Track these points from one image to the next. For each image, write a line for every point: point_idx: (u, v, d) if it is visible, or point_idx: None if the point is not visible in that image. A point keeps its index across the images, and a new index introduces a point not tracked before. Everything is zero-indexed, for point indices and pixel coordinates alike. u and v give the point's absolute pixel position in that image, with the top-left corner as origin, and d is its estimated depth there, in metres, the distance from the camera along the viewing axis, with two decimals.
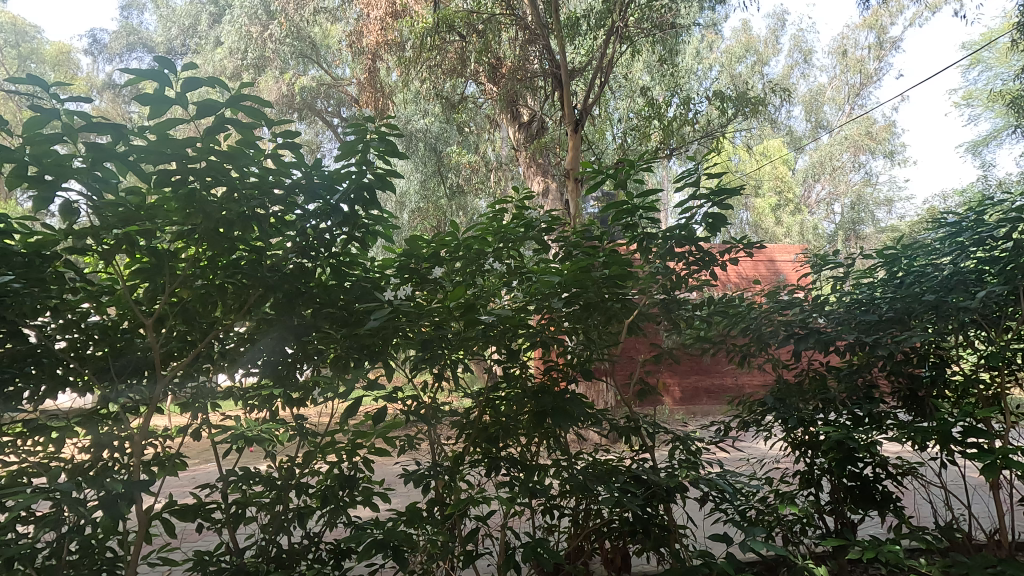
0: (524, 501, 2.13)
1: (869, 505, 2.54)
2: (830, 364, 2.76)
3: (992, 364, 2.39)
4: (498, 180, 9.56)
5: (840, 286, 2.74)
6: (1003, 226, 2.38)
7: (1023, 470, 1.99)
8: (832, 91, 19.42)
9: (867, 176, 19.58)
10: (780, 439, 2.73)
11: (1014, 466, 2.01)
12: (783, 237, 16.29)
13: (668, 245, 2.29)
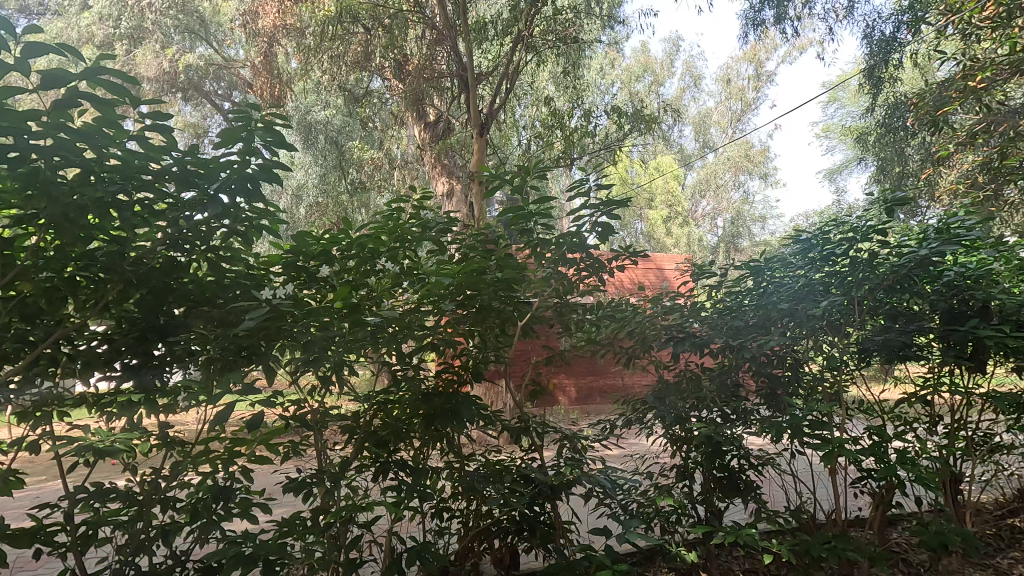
0: (413, 506, 2.12)
1: (733, 494, 2.81)
2: (704, 364, 2.98)
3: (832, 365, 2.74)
4: (403, 179, 9.41)
5: (714, 294, 2.99)
6: (844, 245, 2.73)
7: (851, 457, 2.35)
8: (718, 115, 21.18)
9: (744, 195, 21.62)
10: (660, 436, 2.94)
11: (845, 454, 2.38)
12: (672, 247, 17.54)
13: (561, 251, 2.38)
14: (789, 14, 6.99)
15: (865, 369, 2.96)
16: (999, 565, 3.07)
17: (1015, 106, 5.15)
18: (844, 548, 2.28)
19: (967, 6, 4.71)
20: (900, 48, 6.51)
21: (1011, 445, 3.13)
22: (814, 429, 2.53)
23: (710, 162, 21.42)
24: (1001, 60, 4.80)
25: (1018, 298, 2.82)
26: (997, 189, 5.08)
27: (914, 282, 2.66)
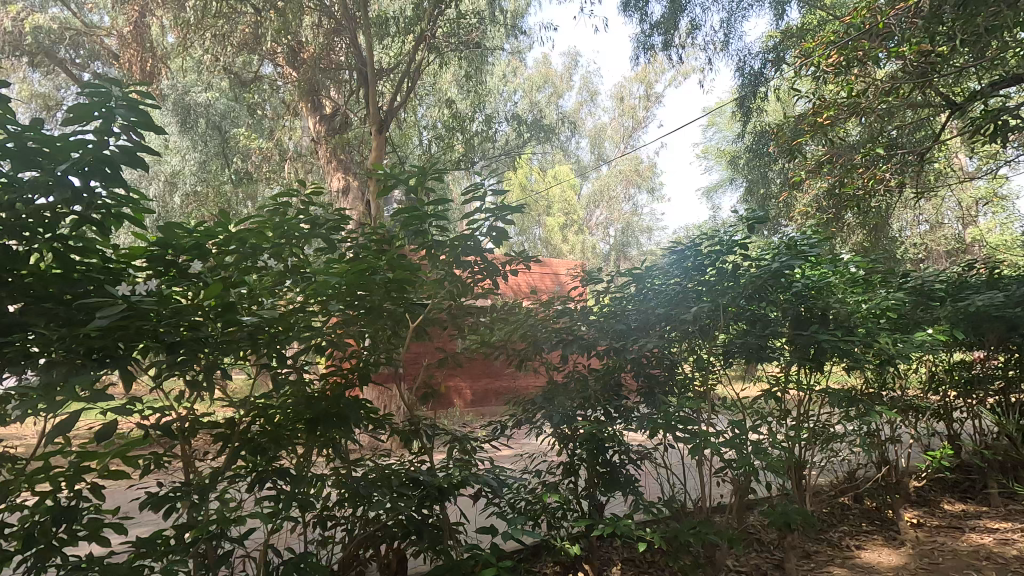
0: (293, 516, 2.02)
1: (613, 487, 2.99)
2: (590, 366, 3.15)
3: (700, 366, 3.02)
4: (296, 172, 8.95)
5: (600, 300, 3.19)
6: (713, 256, 3.02)
7: (714, 449, 2.61)
8: (612, 130, 22.40)
9: (635, 207, 23.07)
10: (549, 435, 3.06)
11: (709, 446, 2.63)
12: (567, 253, 18.25)
13: (456, 253, 2.36)
14: (675, 42, 7.58)
15: (730, 369, 3.28)
16: (831, 539, 3.54)
17: (852, 142, 5.98)
18: (707, 532, 2.51)
19: (817, 53, 5.41)
20: (766, 82, 7.27)
21: (843, 435, 3.61)
22: (681, 425, 2.77)
23: (604, 174, 22.64)
24: (842, 102, 5.57)
25: (851, 306, 3.25)
26: (838, 212, 5.87)
27: (769, 291, 2.99)
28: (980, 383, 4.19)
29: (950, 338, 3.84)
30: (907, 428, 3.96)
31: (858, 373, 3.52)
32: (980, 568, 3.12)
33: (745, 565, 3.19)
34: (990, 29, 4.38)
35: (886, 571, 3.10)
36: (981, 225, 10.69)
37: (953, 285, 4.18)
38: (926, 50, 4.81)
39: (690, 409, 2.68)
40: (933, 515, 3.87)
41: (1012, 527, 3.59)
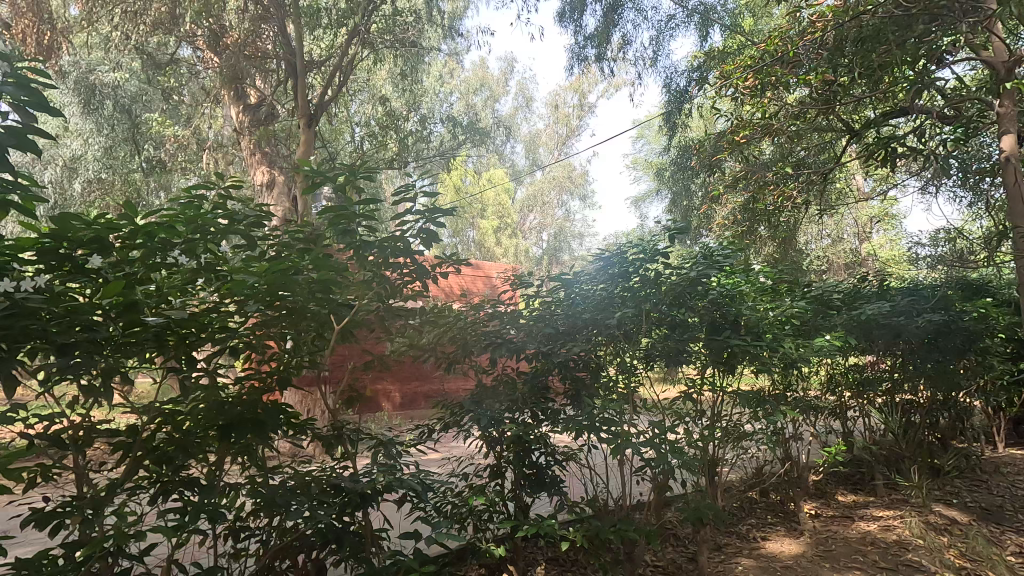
0: (201, 529, 1.90)
1: (540, 489, 3.04)
2: (519, 369, 3.19)
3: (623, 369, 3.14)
4: (216, 163, 8.47)
5: (530, 303, 3.24)
6: (637, 264, 3.15)
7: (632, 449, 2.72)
8: (547, 136, 22.81)
9: (567, 213, 23.59)
10: (476, 437, 3.07)
11: (629, 447, 2.74)
12: (501, 257, 18.34)
13: (384, 253, 2.31)
14: (607, 55, 7.84)
15: (650, 372, 3.42)
16: (739, 531, 3.77)
17: (765, 160, 6.42)
18: (625, 530, 2.60)
19: (735, 75, 5.78)
20: (690, 99, 7.64)
21: (752, 434, 3.85)
22: (604, 425, 2.87)
23: (538, 180, 22.99)
24: (756, 122, 5.98)
25: (760, 313, 3.49)
26: (752, 225, 6.29)
27: (687, 298, 3.15)
28: (870, 384, 4.61)
29: (844, 344, 4.21)
30: (808, 426, 4.29)
31: (765, 376, 3.78)
32: (865, 552, 3.36)
33: (662, 559, 3.34)
34: (882, 65, 4.86)
35: (786, 559, 3.33)
36: (874, 240, 11.76)
37: (848, 295, 4.58)
38: (829, 80, 5.26)
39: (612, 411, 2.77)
40: (829, 506, 4.21)
41: (893, 515, 3.92)
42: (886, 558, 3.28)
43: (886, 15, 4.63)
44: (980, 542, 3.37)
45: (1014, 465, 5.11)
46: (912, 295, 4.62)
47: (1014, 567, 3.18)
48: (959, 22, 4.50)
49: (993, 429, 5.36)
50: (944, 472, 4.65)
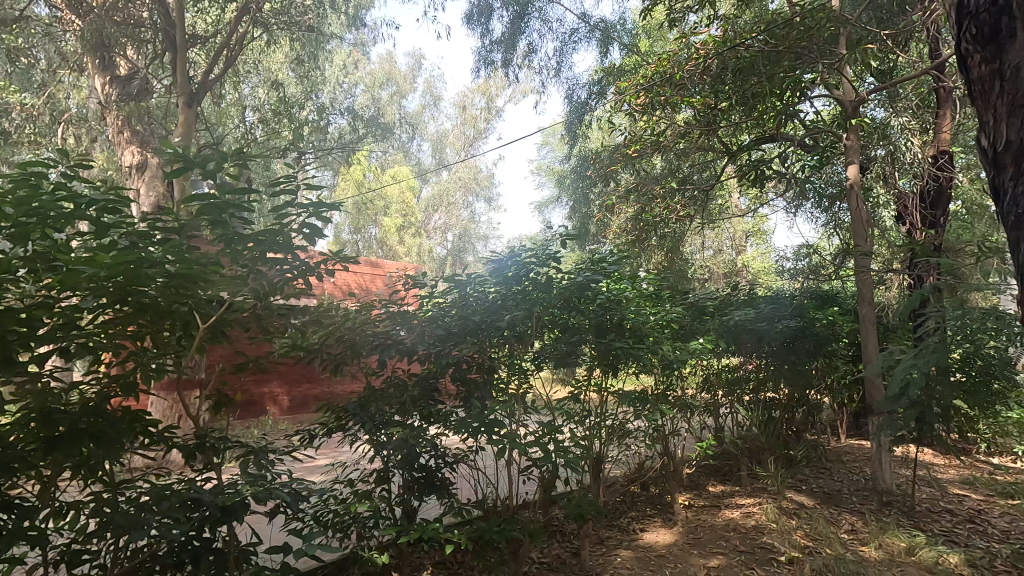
0: (22, 557, 1.66)
1: (429, 492, 3.02)
2: (409, 371, 3.16)
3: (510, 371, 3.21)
4: (77, 139, 7.52)
5: (420, 305, 3.23)
6: (531, 268, 3.24)
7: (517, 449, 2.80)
8: (454, 137, 22.78)
9: (471, 214, 23.58)
10: (363, 442, 2.98)
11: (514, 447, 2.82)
12: (403, 255, 18.00)
13: (262, 248, 2.15)
14: (513, 61, 7.97)
15: (540, 372, 3.48)
16: (620, 524, 3.98)
17: (656, 174, 6.84)
18: (508, 532, 2.67)
19: (630, 92, 6.12)
20: (589, 112, 7.94)
21: (635, 431, 4.08)
22: (490, 425, 2.92)
23: (444, 180, 22.83)
24: (647, 138, 6.39)
25: (643, 317, 3.70)
26: (643, 235, 6.68)
27: (575, 302, 3.27)
28: (738, 383, 5.07)
29: (716, 346, 4.59)
30: (684, 423, 4.63)
31: (648, 376, 3.99)
32: (728, 538, 3.66)
33: (547, 556, 3.43)
34: (754, 95, 5.38)
35: (661, 548, 3.56)
36: (749, 253, 12.98)
37: (720, 302, 5.02)
38: (710, 104, 5.72)
39: (499, 413, 2.84)
40: (700, 497, 4.56)
41: (753, 502, 4.32)
42: (745, 542, 3.59)
43: (759, 50, 5.13)
44: (821, 523, 3.80)
45: (853, 454, 5.84)
46: (775, 303, 5.14)
47: (846, 543, 3.63)
48: (817, 62, 5.09)
49: (837, 423, 6.09)
50: (797, 462, 5.21)
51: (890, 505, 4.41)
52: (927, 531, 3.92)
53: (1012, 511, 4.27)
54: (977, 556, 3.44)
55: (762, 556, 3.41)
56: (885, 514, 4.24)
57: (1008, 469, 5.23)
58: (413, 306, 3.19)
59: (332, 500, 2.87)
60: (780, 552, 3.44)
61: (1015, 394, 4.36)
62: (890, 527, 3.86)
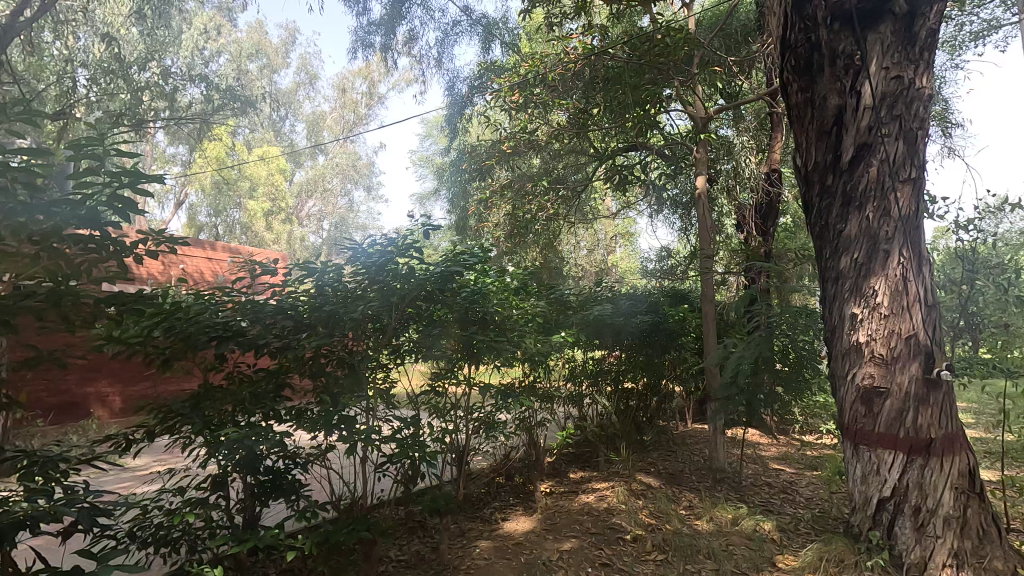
0: None
1: (276, 495, 2.82)
2: (253, 366, 2.92)
3: (368, 365, 3.09)
4: None
5: (267, 294, 3.01)
6: (395, 258, 3.14)
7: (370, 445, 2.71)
8: (332, 121, 21.70)
9: (350, 202, 23.06)
10: (197, 446, 2.70)
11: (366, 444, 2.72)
12: (271, 244, 17.00)
13: (59, 224, 1.84)
14: (393, 46, 7.69)
15: (418, 365, 3.48)
16: (482, 515, 4.03)
17: (531, 172, 7.04)
18: (355, 536, 2.59)
19: (507, 89, 6.20)
20: (470, 108, 7.76)
21: (502, 422, 4.12)
22: (341, 422, 2.81)
23: (319, 164, 21.58)
24: (522, 137, 6.54)
25: (507, 311, 3.74)
26: (517, 231, 6.84)
27: (439, 293, 3.23)
28: (599, 374, 5.35)
29: (578, 340, 4.83)
30: (548, 413, 4.80)
31: (514, 368, 4.03)
32: (582, 521, 3.85)
33: (405, 553, 3.37)
34: (620, 103, 5.71)
35: (519, 536, 3.64)
36: (616, 253, 13.98)
37: (584, 297, 5.29)
38: (581, 108, 6.00)
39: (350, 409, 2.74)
40: (561, 484, 4.77)
41: (607, 485, 4.60)
42: (597, 524, 3.80)
43: (624, 62, 5.46)
44: (664, 501, 4.15)
45: (696, 437, 6.47)
46: (632, 299, 5.54)
47: (683, 518, 4.00)
48: (672, 79, 5.55)
49: (685, 410, 6.71)
50: (648, 446, 5.66)
51: (722, 481, 4.93)
52: (749, 502, 4.45)
53: (815, 481, 4.99)
54: (786, 521, 3.96)
55: (611, 536, 3.63)
56: (717, 489, 4.74)
57: (815, 445, 6.11)
58: (268, 296, 3.01)
59: (157, 511, 2.56)
60: (626, 531, 3.68)
61: (820, 381, 5.09)
62: (720, 501, 4.32)
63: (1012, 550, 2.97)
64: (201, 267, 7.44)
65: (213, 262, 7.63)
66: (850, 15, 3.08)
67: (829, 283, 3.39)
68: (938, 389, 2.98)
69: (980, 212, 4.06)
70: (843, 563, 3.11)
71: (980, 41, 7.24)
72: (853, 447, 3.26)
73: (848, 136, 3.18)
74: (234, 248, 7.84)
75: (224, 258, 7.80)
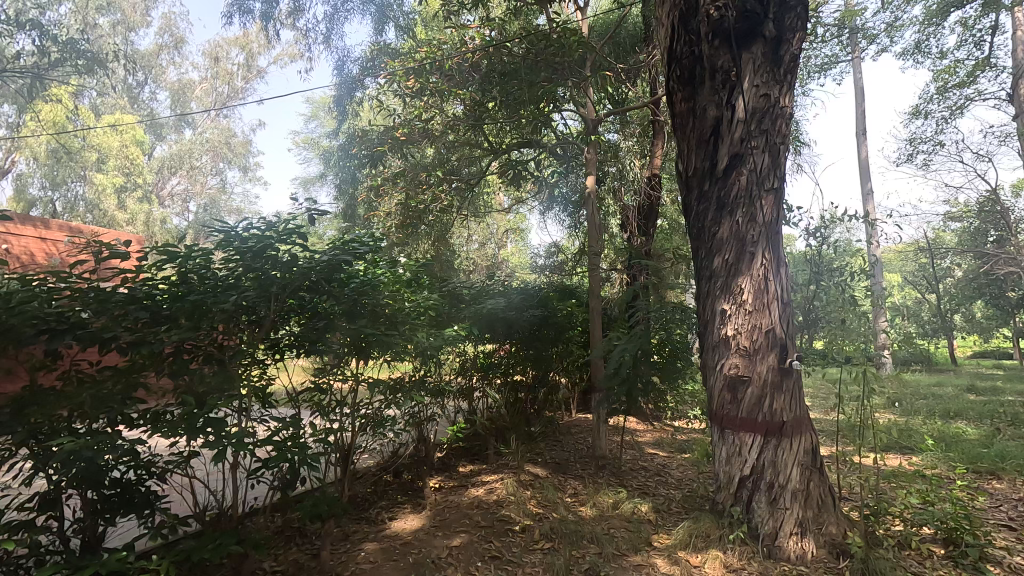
0: None
1: (126, 511, 2.49)
2: (96, 364, 2.52)
3: (241, 361, 2.81)
4: None
5: (115, 282, 2.63)
6: (275, 246, 2.88)
7: (242, 450, 2.47)
8: (201, 91, 19.69)
9: (222, 183, 21.11)
10: (21, 459, 2.29)
11: (237, 449, 2.47)
12: (125, 224, 14.98)
13: None
14: (275, 15, 7.04)
15: (300, 360, 3.26)
16: (368, 516, 3.87)
17: (426, 161, 6.81)
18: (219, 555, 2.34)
19: (401, 73, 5.98)
20: (362, 91, 7.13)
21: (391, 419, 3.97)
22: (208, 425, 2.51)
23: (184, 138, 19.44)
24: (416, 125, 6.36)
25: (398, 304, 3.59)
26: (409, 221, 6.64)
27: (324, 284, 3.02)
28: (490, 368, 5.38)
29: (470, 333, 4.79)
30: (438, 408, 4.72)
31: (405, 364, 3.88)
32: (471, 515, 3.83)
33: (282, 563, 3.12)
34: (516, 98, 5.75)
35: (406, 535, 3.53)
36: (509, 248, 14.20)
37: (477, 291, 5.28)
38: (477, 100, 5.98)
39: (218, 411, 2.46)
40: (450, 478, 4.72)
41: (496, 477, 4.63)
42: (486, 517, 3.79)
43: (521, 58, 5.51)
44: (550, 490, 4.26)
45: (580, 426, 6.75)
46: (523, 293, 5.63)
47: (569, 505, 4.13)
48: (567, 80, 5.69)
49: (571, 400, 6.97)
50: (536, 436, 5.79)
51: (603, 468, 5.19)
52: (628, 486, 4.73)
53: (685, 463, 5.42)
54: (660, 503, 4.26)
55: (500, 528, 3.65)
56: (600, 476, 4.97)
57: (685, 430, 6.64)
58: (118, 283, 2.64)
59: None
60: (514, 522, 3.72)
61: (691, 372, 5.52)
62: (602, 486, 4.54)
63: (843, 516, 3.43)
64: (32, 247, 6.34)
65: (48, 242, 6.54)
66: (728, 33, 3.33)
67: (703, 281, 3.67)
68: (790, 377, 3.35)
69: (823, 221, 4.63)
70: (710, 538, 3.39)
71: (824, 73, 8.28)
72: (720, 431, 3.57)
73: (723, 146, 3.46)
74: (75, 228, 6.73)
75: (62, 237, 6.72)
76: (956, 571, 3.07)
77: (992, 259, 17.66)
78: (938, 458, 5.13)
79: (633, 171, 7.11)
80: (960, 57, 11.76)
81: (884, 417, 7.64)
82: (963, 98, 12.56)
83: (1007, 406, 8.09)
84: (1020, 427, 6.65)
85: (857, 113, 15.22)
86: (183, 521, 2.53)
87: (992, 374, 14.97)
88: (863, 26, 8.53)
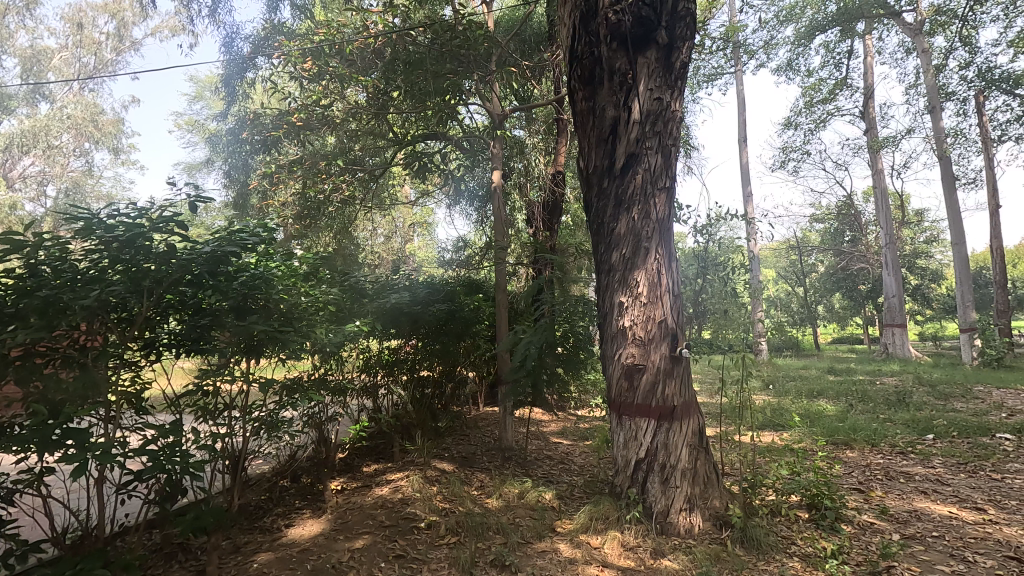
0: None
1: None
2: None
3: (106, 366, 2.53)
4: None
5: None
6: (152, 236, 2.60)
7: (106, 460, 2.20)
8: (59, 60, 17.41)
9: (88, 166, 18.98)
10: None
11: (101, 458, 2.20)
12: None
13: None
14: None
15: (181, 360, 3.03)
16: (262, 525, 3.65)
17: (325, 151, 6.47)
18: None
19: (297, 54, 5.58)
20: (255, 71, 6.54)
21: (288, 421, 3.74)
22: (68, 437, 2.24)
23: (38, 114, 17.15)
24: (314, 110, 5.94)
25: (295, 299, 3.35)
26: (308, 213, 6.29)
27: (208, 278, 2.77)
28: (396, 364, 5.23)
29: (373, 329, 4.61)
30: (341, 407, 4.51)
31: (304, 362, 3.66)
32: (375, 516, 3.71)
33: None
34: (421, 89, 5.62)
35: (305, 542, 3.36)
36: (416, 241, 14.01)
37: (380, 285, 5.13)
38: (380, 88, 5.77)
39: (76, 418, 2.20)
40: (354, 479, 4.57)
41: (402, 475, 4.53)
42: (390, 516, 3.70)
43: (426, 48, 5.39)
44: (456, 485, 4.23)
45: (487, 420, 6.78)
46: (429, 287, 5.55)
47: (475, 498, 4.14)
48: (473, 73, 5.65)
49: (477, 394, 6.97)
50: (442, 432, 5.73)
51: (510, 459, 5.26)
52: (533, 475, 4.83)
53: (586, 450, 5.63)
54: (563, 489, 4.40)
55: (405, 526, 3.57)
56: (506, 467, 5.04)
57: (588, 420, 6.89)
58: None
59: None
60: (419, 519, 3.66)
61: (593, 362, 5.72)
62: (508, 478, 4.60)
63: (726, 490, 3.73)
64: None
65: None
66: (625, 37, 3.49)
67: (603, 274, 3.82)
68: (680, 364, 3.58)
69: (710, 220, 5.00)
70: (609, 520, 3.54)
71: (712, 82, 8.91)
72: (618, 417, 3.74)
73: (621, 146, 3.62)
74: None
75: None
76: (817, 531, 3.46)
77: (847, 257, 20.12)
78: (803, 433, 5.77)
79: (537, 167, 7.25)
80: (823, 76, 13.26)
81: (760, 399, 8.44)
82: (825, 113, 14.15)
83: (857, 385, 9.25)
84: (867, 403, 7.65)
85: (739, 122, 16.59)
86: (35, 546, 2.23)
87: (845, 357, 17.06)
88: (744, 42, 9.29)
